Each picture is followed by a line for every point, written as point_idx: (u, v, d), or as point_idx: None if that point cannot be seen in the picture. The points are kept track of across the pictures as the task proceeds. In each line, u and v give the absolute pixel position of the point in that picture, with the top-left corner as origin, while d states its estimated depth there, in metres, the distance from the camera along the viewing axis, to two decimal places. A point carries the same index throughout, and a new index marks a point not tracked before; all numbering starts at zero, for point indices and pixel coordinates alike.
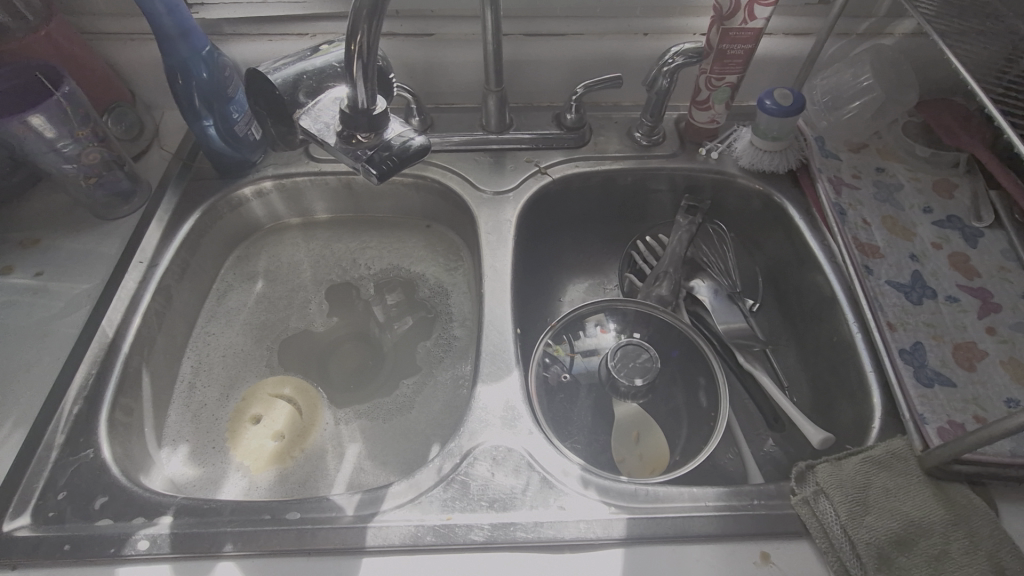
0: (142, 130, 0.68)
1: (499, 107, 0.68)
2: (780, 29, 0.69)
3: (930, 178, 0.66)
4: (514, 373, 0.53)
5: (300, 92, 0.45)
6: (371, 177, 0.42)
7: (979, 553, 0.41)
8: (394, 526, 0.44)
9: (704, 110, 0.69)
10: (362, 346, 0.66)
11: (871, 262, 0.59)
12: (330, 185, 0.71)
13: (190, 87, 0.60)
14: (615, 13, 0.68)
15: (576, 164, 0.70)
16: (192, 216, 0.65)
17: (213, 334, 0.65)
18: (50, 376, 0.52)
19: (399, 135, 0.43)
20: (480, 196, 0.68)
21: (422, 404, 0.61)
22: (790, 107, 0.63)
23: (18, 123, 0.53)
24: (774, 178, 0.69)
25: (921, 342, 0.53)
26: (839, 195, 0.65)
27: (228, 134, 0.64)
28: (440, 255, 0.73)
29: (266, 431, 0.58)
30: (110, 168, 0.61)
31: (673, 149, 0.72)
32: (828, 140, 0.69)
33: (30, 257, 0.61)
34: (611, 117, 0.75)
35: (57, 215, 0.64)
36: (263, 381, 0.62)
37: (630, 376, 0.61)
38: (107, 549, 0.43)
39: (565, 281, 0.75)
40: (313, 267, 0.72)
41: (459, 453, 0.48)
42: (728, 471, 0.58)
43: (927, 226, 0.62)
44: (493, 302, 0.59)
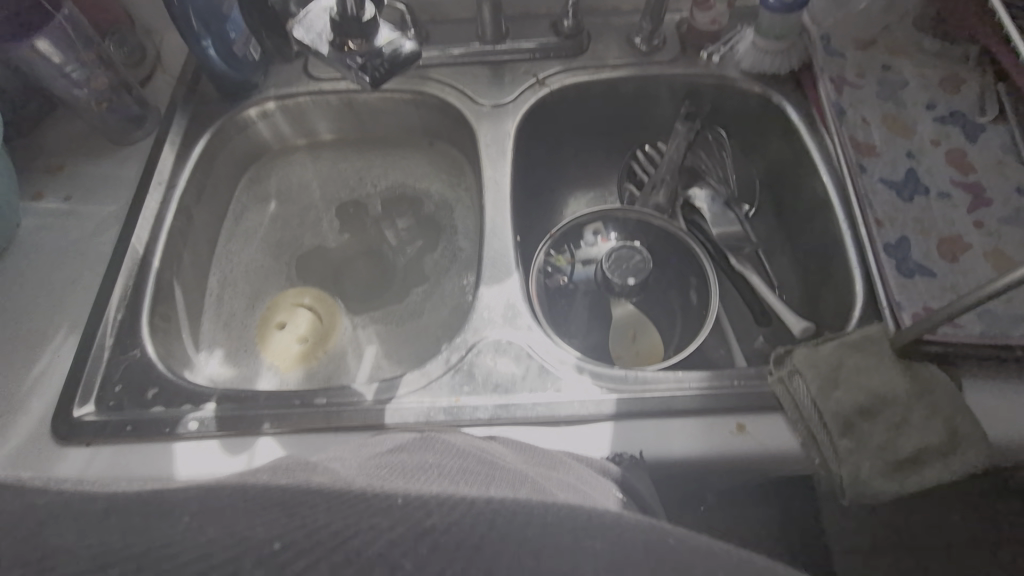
0: (144, 55, 0.70)
1: (494, 16, 0.68)
2: None
3: (938, 73, 0.65)
4: (515, 277, 0.57)
5: (291, 2, 0.46)
6: (364, 83, 0.45)
7: (937, 419, 0.45)
8: (409, 408, 0.50)
9: (705, 11, 0.68)
10: (374, 259, 0.70)
11: (865, 161, 0.60)
12: (333, 105, 0.73)
13: (186, 9, 0.60)
14: None
15: (574, 74, 0.70)
16: (202, 138, 0.67)
17: (233, 251, 0.69)
18: (92, 288, 0.57)
19: (388, 43, 0.45)
20: (479, 109, 0.69)
21: (431, 310, 0.66)
22: (792, 2, 0.61)
23: (27, 48, 0.56)
24: (774, 80, 0.68)
25: (907, 236, 0.55)
26: (841, 94, 0.64)
27: (229, 55, 0.65)
28: (443, 172, 0.75)
29: (290, 335, 0.64)
30: (118, 92, 0.64)
31: (673, 54, 0.71)
32: (834, 38, 0.67)
33: (58, 182, 0.65)
34: (610, 23, 0.74)
35: (77, 142, 0.67)
36: (285, 292, 0.67)
37: (623, 276, 0.63)
38: (162, 429, 0.49)
39: (566, 193, 0.77)
40: (322, 187, 0.75)
41: (465, 346, 0.53)
42: (717, 364, 0.63)
43: (927, 123, 0.62)
44: (493, 212, 0.62)
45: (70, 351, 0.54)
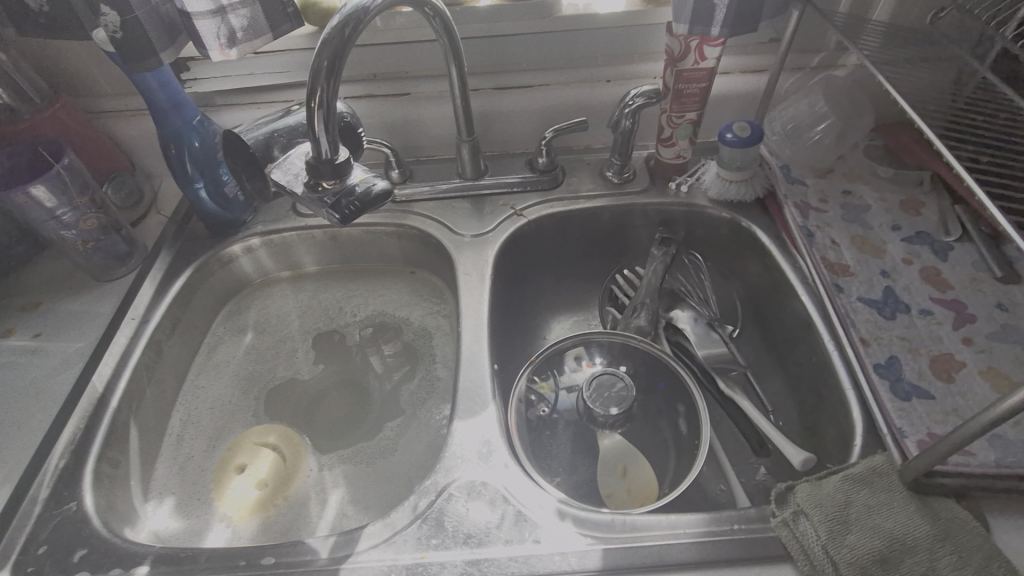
0: (141, 197, 0.74)
1: (473, 155, 0.72)
2: (734, 68, 0.73)
3: (897, 197, 0.67)
4: (491, 408, 0.54)
5: (273, 147, 0.49)
6: (335, 220, 0.44)
7: (967, 569, 0.40)
8: (367, 567, 0.44)
9: (669, 147, 0.72)
10: (348, 391, 0.67)
11: (840, 281, 0.60)
12: (317, 239, 0.75)
13: (182, 155, 0.65)
14: (578, 63, 0.73)
15: (550, 205, 0.73)
16: (183, 274, 0.68)
17: (202, 387, 0.67)
18: (39, 432, 0.54)
19: (362, 181, 0.46)
20: (458, 239, 0.70)
21: (404, 447, 0.62)
22: (749, 138, 0.66)
23: (22, 195, 0.58)
24: (742, 207, 0.71)
25: (896, 356, 0.53)
26: (807, 218, 0.66)
27: (219, 195, 0.69)
28: (423, 299, 0.75)
29: (250, 480, 0.59)
30: (107, 232, 0.65)
31: (644, 185, 0.75)
32: (794, 167, 0.71)
33: (31, 319, 0.64)
34: (583, 160, 0.78)
35: (58, 280, 0.68)
36: (249, 431, 0.63)
37: (606, 405, 0.61)
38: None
39: (547, 318, 0.77)
40: (300, 317, 0.74)
41: (434, 490, 0.48)
42: (717, 501, 0.57)
43: (896, 242, 0.63)
44: (470, 340, 0.60)
45: None
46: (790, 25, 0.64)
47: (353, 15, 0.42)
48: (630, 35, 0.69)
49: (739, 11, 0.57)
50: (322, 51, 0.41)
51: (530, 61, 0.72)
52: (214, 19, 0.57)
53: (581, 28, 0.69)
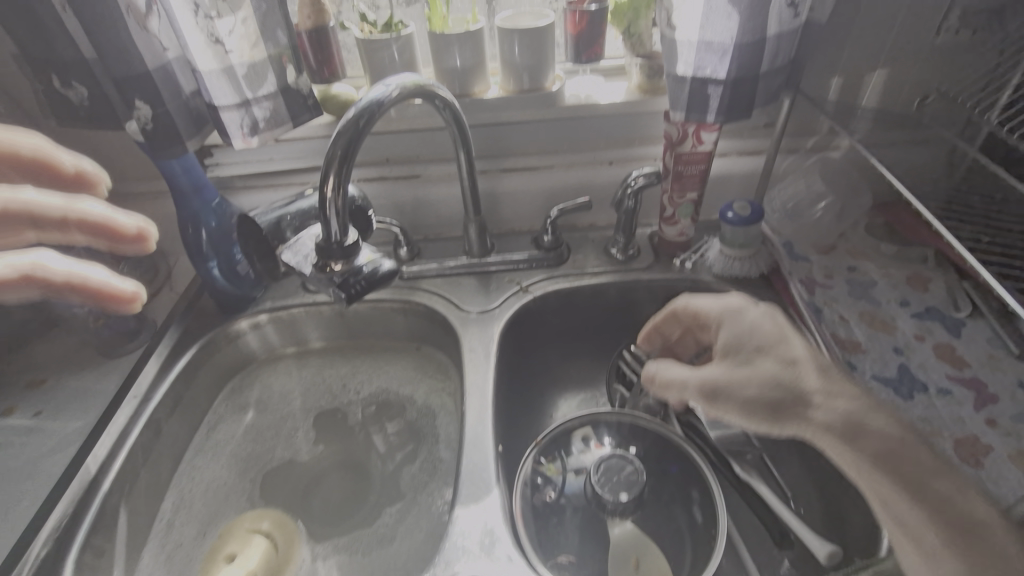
0: (156, 274, 0.76)
1: (480, 234, 0.74)
2: (732, 150, 0.75)
3: (902, 273, 0.67)
4: (494, 494, 0.52)
5: (286, 230, 0.51)
6: (342, 300, 0.45)
7: None
8: None
9: (672, 225, 0.74)
10: (347, 473, 0.65)
11: (853, 357, 0.59)
12: (325, 315, 0.76)
13: (199, 235, 0.67)
14: (581, 147, 0.76)
15: (556, 281, 0.74)
16: (190, 350, 0.68)
17: (198, 468, 0.65)
18: (26, 518, 0.52)
19: (369, 261, 0.47)
20: (464, 316, 0.71)
21: (404, 535, 0.59)
22: (750, 217, 0.67)
23: None
24: (747, 283, 0.71)
25: (918, 438, 0.51)
26: (813, 293, 0.66)
27: (231, 273, 0.70)
28: (428, 375, 0.75)
29: (238, 571, 0.55)
30: (119, 309, 0.67)
31: (648, 262, 0.76)
32: (797, 244, 0.72)
33: (34, 397, 0.64)
34: (587, 237, 0.80)
35: (65, 357, 0.68)
36: (242, 516, 0.60)
37: (615, 491, 0.58)
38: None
39: (552, 396, 0.75)
40: (304, 394, 0.73)
41: None
42: None
43: (907, 318, 0.62)
44: (474, 420, 0.58)
45: None
46: (783, 112, 0.67)
47: (367, 108, 0.45)
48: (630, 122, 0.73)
49: (733, 101, 0.60)
50: (336, 141, 0.44)
51: (535, 146, 0.76)
52: (239, 110, 0.61)
53: (583, 116, 0.72)
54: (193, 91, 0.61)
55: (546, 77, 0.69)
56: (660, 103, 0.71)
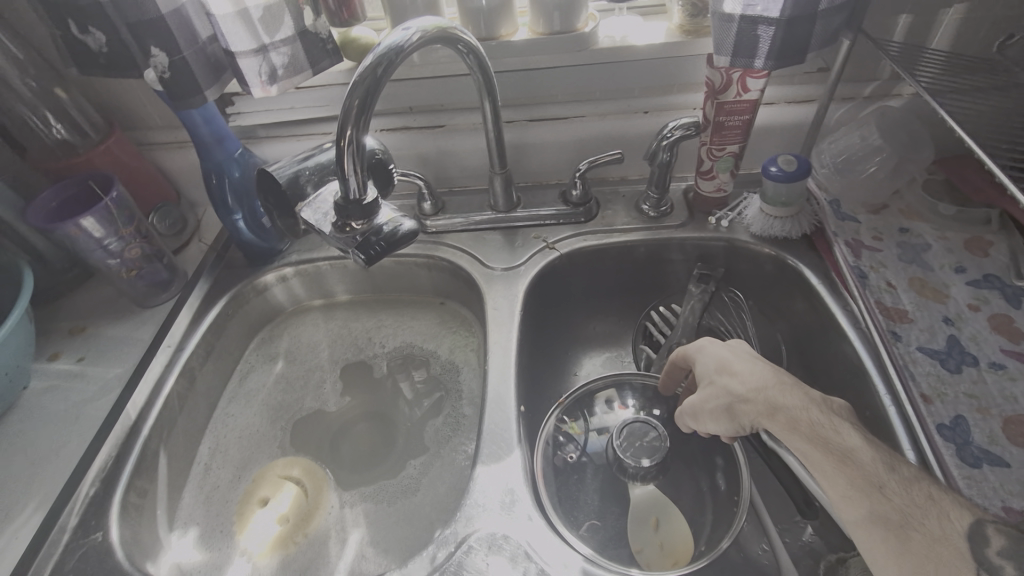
0: (185, 225, 0.76)
1: (505, 188, 0.71)
2: (779, 98, 0.69)
3: (960, 236, 0.62)
4: (516, 454, 0.52)
5: (305, 185, 0.49)
6: (361, 261, 0.44)
7: None
8: None
9: (709, 180, 0.70)
10: (373, 425, 0.67)
11: (898, 328, 0.55)
12: (350, 269, 0.76)
13: (223, 186, 0.67)
14: (614, 94, 0.71)
15: (584, 239, 0.71)
16: (219, 302, 0.69)
17: (232, 415, 0.67)
18: (74, 459, 0.55)
19: (389, 220, 0.45)
20: (489, 273, 0.69)
21: (427, 488, 0.60)
22: (795, 172, 0.62)
23: (72, 226, 0.60)
24: (788, 243, 0.67)
25: (963, 416, 0.48)
26: (859, 257, 0.62)
27: (256, 226, 0.70)
28: (452, 331, 0.75)
29: (271, 514, 0.58)
30: (150, 261, 0.68)
31: (681, 219, 0.72)
32: (845, 202, 0.67)
33: (76, 344, 0.67)
34: (618, 192, 0.76)
35: (103, 306, 0.70)
36: (274, 463, 0.63)
37: (637, 456, 0.58)
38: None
39: (576, 354, 0.74)
40: (330, 346, 0.75)
41: (454, 541, 0.47)
42: (759, 564, 0.53)
43: (962, 286, 0.58)
44: (496, 379, 0.58)
45: (30, 532, 0.50)
46: (841, 55, 0.61)
47: (385, 55, 0.42)
48: (670, 66, 0.67)
49: (786, 43, 0.54)
50: (353, 91, 0.41)
51: (565, 93, 0.71)
52: (256, 57, 0.59)
53: (618, 60, 0.67)
54: (210, 37, 0.59)
55: (578, 18, 0.64)
56: (703, 44, 0.65)
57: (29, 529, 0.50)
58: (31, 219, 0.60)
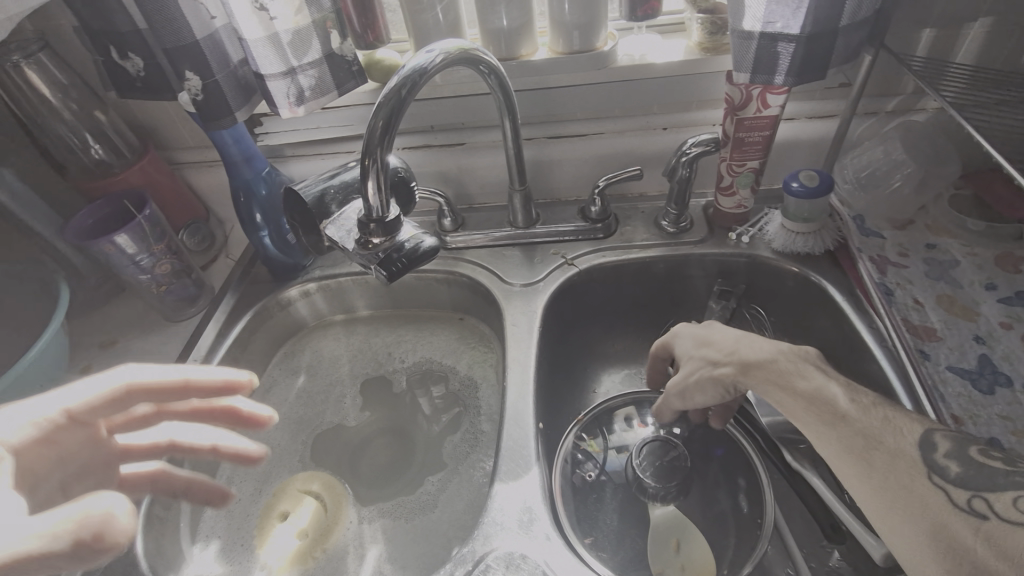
0: (212, 242, 0.79)
1: (525, 204, 0.72)
2: (800, 114, 0.69)
3: (990, 252, 0.61)
4: (534, 471, 0.52)
5: (329, 204, 0.50)
6: (383, 277, 0.44)
7: None
8: None
9: (729, 196, 0.69)
10: (391, 441, 0.67)
11: (926, 346, 0.54)
12: (371, 284, 0.77)
13: (250, 204, 0.69)
14: (633, 111, 0.71)
15: (602, 255, 0.72)
16: (244, 317, 0.71)
17: (255, 428, 0.68)
18: None
19: (411, 237, 0.46)
20: (508, 289, 0.70)
21: (445, 504, 0.60)
22: (817, 188, 0.62)
23: (107, 243, 0.62)
24: (810, 260, 0.66)
25: (996, 438, 0.47)
26: (884, 274, 0.60)
27: (281, 242, 0.72)
28: (471, 347, 0.75)
29: (291, 529, 0.59)
30: (178, 277, 0.70)
31: (701, 235, 0.72)
32: (868, 218, 0.66)
33: (107, 357, 0.69)
34: (637, 208, 0.76)
35: (133, 320, 0.72)
36: (294, 477, 0.64)
37: (656, 475, 0.57)
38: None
39: (595, 370, 0.74)
40: (351, 360, 0.76)
41: (471, 560, 0.47)
42: None
43: (992, 303, 0.56)
44: (515, 396, 0.58)
45: None
46: (863, 70, 0.60)
47: (409, 77, 0.44)
48: (689, 83, 0.67)
49: (806, 59, 0.54)
50: (377, 112, 0.43)
51: (584, 111, 0.72)
52: (285, 79, 0.61)
53: (638, 78, 0.67)
54: (241, 60, 0.61)
55: (597, 37, 0.65)
56: (723, 61, 0.65)
57: None
58: (70, 236, 0.63)
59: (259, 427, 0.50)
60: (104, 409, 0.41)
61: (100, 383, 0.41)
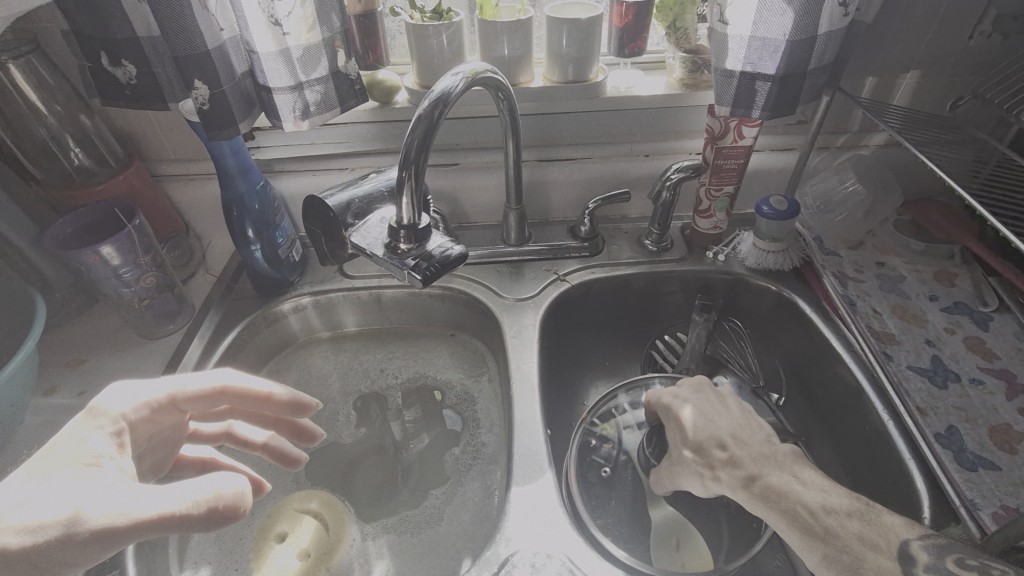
0: (191, 258, 0.76)
1: (519, 222, 0.74)
2: (766, 146, 0.77)
3: (929, 269, 0.70)
4: (549, 475, 0.53)
5: (350, 213, 0.50)
6: (417, 281, 0.45)
7: None
8: None
9: (706, 218, 0.76)
10: (389, 456, 0.66)
11: (889, 348, 0.61)
12: (362, 300, 0.76)
13: (243, 218, 0.67)
14: (619, 139, 0.77)
15: (592, 271, 0.75)
16: (231, 332, 0.69)
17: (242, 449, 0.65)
18: None
19: (438, 246, 0.48)
20: (505, 303, 0.72)
21: (451, 517, 0.60)
22: (786, 211, 0.69)
23: (91, 254, 0.58)
24: (780, 276, 0.73)
25: (955, 426, 0.53)
26: (846, 287, 0.68)
27: (273, 256, 0.71)
28: (465, 361, 0.76)
29: (291, 550, 0.55)
30: (161, 291, 0.67)
31: (681, 254, 0.77)
32: (827, 239, 0.75)
33: (77, 376, 0.64)
34: (621, 228, 0.81)
35: (105, 337, 0.68)
36: (290, 496, 0.61)
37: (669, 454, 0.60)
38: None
39: (586, 382, 0.77)
40: (342, 377, 0.74)
41: (496, 562, 0.47)
42: None
43: (937, 312, 0.65)
44: (522, 404, 0.60)
45: None
46: (821, 109, 0.69)
47: (440, 97, 0.45)
48: (671, 115, 0.74)
49: (779, 97, 0.62)
50: (414, 127, 0.45)
51: (575, 137, 0.76)
52: (292, 93, 0.62)
53: (625, 108, 0.73)
54: (245, 72, 0.62)
55: (591, 70, 0.70)
56: (701, 96, 0.72)
57: None
58: (47, 243, 0.59)
59: (310, 440, 0.52)
60: (199, 403, 0.45)
61: (202, 380, 0.45)
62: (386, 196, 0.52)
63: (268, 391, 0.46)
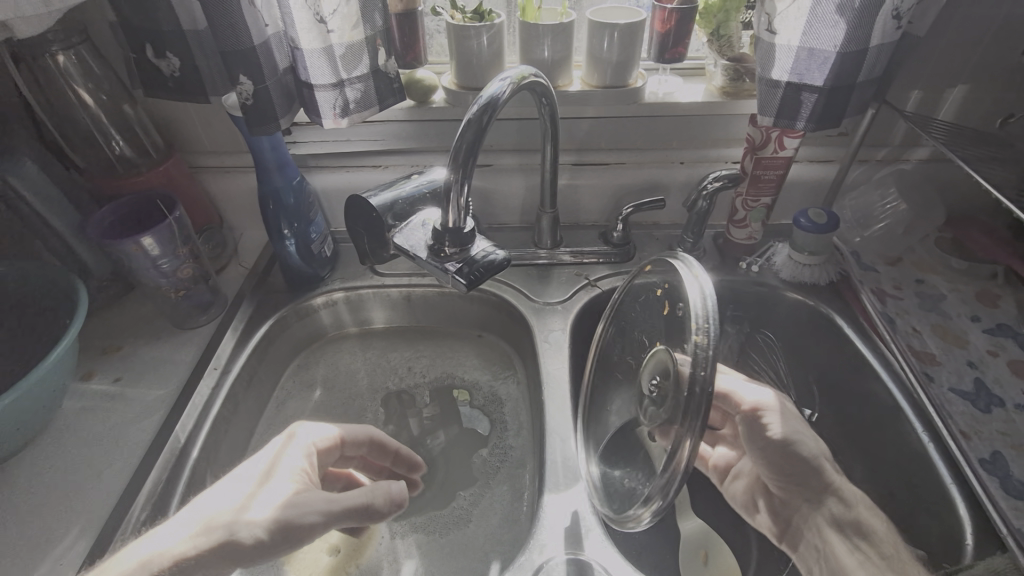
0: (224, 250, 0.76)
1: (551, 226, 0.74)
2: (804, 157, 0.76)
3: (971, 289, 0.68)
4: (582, 483, 0.53)
5: (391, 214, 0.50)
6: (459, 285, 0.45)
7: None
8: None
9: (741, 228, 0.75)
10: (417, 456, 0.66)
11: (930, 369, 0.60)
12: (391, 298, 0.76)
13: (278, 212, 0.68)
14: (655, 145, 0.76)
15: (623, 277, 0.75)
16: (264, 326, 0.69)
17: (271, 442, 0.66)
18: (121, 482, 0.53)
19: (482, 251, 0.48)
20: (537, 307, 0.71)
21: (479, 520, 0.60)
22: (824, 226, 0.68)
23: (133, 244, 0.59)
24: (815, 289, 0.72)
25: (1001, 452, 0.52)
26: (885, 304, 0.67)
27: (306, 251, 0.71)
28: (492, 363, 0.76)
29: (321, 545, 0.56)
30: (197, 282, 0.67)
31: (714, 263, 0.76)
32: (865, 254, 0.73)
33: (113, 363, 0.65)
34: (652, 235, 0.81)
35: (140, 325, 0.69)
36: None
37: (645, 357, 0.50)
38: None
39: None
40: (369, 374, 0.74)
41: (531, 568, 0.47)
42: None
43: (979, 333, 0.63)
44: (554, 409, 0.59)
45: (77, 560, 0.47)
46: (866, 122, 0.68)
47: (489, 104, 0.45)
48: (709, 123, 0.73)
49: (825, 109, 0.60)
50: (463, 132, 0.44)
51: (610, 142, 0.75)
52: (333, 91, 0.62)
53: (663, 114, 0.72)
54: (286, 68, 0.62)
55: (631, 75, 0.69)
56: (741, 105, 0.72)
57: (77, 554, 0.47)
58: (92, 233, 0.60)
59: (412, 488, 0.60)
60: (358, 444, 0.54)
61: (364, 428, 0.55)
62: (428, 197, 0.52)
63: (398, 446, 0.57)
